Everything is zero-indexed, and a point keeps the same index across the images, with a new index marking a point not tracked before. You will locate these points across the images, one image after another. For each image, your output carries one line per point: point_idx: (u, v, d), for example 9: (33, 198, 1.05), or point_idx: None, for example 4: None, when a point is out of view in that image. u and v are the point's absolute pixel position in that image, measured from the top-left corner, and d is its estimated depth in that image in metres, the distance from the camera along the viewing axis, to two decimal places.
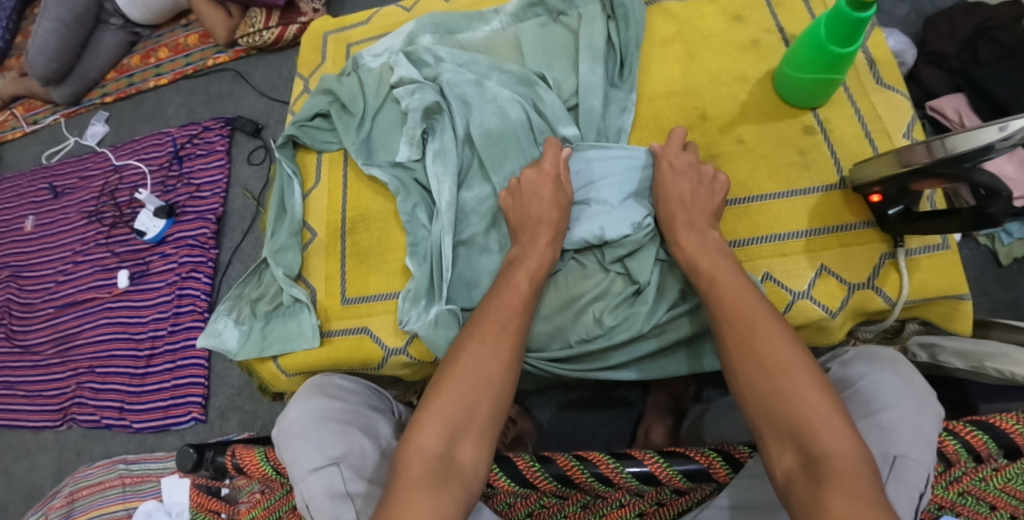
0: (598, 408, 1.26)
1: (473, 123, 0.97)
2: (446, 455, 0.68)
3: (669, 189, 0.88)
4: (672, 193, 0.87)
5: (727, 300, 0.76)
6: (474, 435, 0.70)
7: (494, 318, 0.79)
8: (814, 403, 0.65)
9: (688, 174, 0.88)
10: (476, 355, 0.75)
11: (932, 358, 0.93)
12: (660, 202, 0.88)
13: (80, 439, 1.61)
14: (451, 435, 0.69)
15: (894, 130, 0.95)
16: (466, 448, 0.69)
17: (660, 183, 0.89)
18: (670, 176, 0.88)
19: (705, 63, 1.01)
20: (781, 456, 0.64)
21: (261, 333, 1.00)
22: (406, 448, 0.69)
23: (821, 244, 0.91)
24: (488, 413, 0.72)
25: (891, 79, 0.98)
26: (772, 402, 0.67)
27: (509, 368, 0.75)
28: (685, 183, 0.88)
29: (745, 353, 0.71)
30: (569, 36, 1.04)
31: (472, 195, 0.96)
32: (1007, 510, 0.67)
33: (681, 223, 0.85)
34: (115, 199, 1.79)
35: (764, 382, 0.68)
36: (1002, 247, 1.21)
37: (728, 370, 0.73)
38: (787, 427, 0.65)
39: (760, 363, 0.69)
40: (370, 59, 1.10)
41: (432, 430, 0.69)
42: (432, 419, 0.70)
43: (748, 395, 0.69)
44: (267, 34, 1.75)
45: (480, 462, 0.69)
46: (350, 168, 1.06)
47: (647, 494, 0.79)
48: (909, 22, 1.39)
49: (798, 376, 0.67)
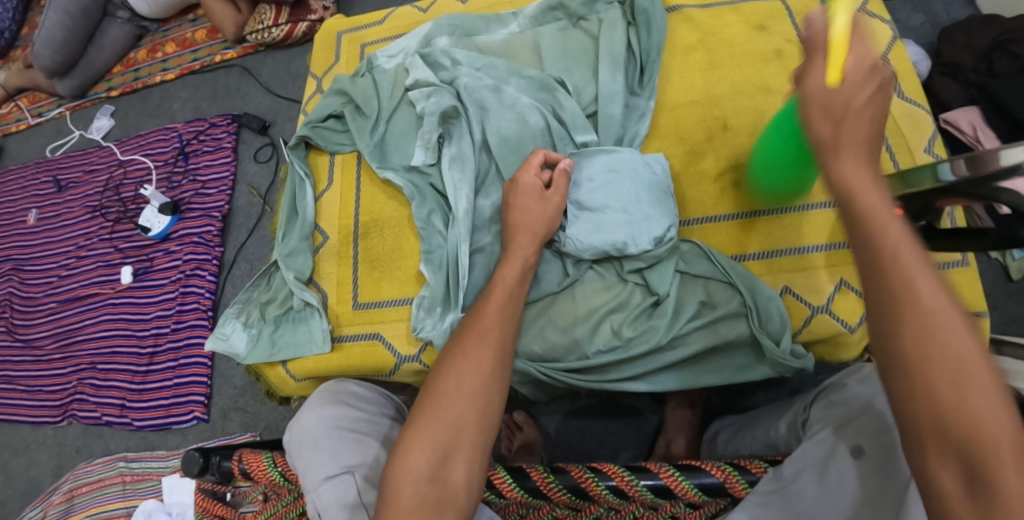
0: (606, 416, 1.24)
1: (490, 129, 0.96)
2: (438, 478, 0.64)
3: (829, 129, 0.61)
4: (834, 135, 0.61)
5: (899, 253, 0.53)
6: (465, 453, 0.65)
7: (473, 329, 0.74)
8: (996, 408, 0.47)
9: (865, 101, 0.61)
10: (458, 369, 0.70)
11: None
12: (835, 117, 0.61)
13: (79, 436, 1.59)
14: (441, 455, 0.65)
15: (915, 145, 0.93)
16: (456, 468, 0.64)
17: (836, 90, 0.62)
18: (824, 114, 0.62)
19: (728, 72, 1.00)
20: (936, 473, 0.49)
21: (270, 338, 0.98)
22: (394, 472, 0.65)
23: (842, 259, 0.89)
24: (475, 429, 0.67)
25: (912, 93, 0.96)
26: (932, 409, 0.49)
27: (493, 379, 0.70)
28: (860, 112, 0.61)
29: (910, 333, 0.51)
30: (589, 42, 1.03)
31: (489, 203, 0.94)
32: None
33: (854, 172, 0.59)
34: (120, 194, 1.77)
35: (939, 380, 0.49)
36: (1013, 261, 1.20)
37: (879, 351, 0.53)
38: (950, 437, 0.48)
39: (931, 357, 0.50)
40: (384, 60, 1.09)
41: (419, 452, 0.65)
42: (419, 439, 0.66)
43: (912, 389, 0.50)
44: (276, 31, 1.74)
45: (471, 480, 0.65)
46: (363, 170, 1.05)
47: (661, 507, 0.77)
48: (923, 33, 1.39)
49: (977, 367, 0.48)
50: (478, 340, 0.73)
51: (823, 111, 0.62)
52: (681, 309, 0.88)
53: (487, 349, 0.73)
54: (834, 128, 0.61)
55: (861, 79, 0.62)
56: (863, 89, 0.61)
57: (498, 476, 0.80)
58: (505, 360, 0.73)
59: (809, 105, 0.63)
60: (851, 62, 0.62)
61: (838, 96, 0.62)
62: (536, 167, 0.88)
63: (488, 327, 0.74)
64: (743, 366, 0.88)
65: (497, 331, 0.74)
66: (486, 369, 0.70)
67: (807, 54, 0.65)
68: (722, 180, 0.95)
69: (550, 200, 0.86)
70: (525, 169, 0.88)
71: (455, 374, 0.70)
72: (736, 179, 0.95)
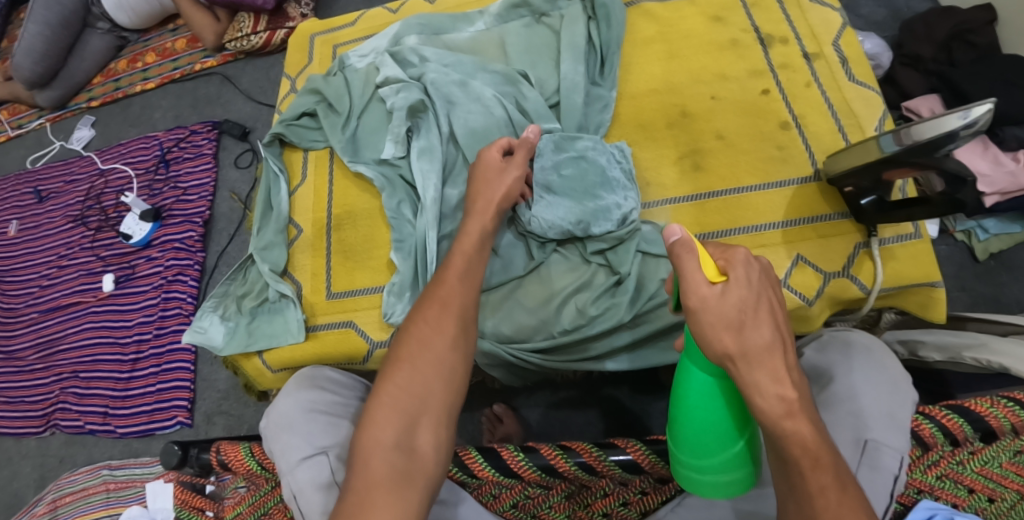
0: (585, 406, 1.26)
1: (457, 122, 0.99)
2: (406, 446, 0.66)
3: (734, 341, 0.60)
4: (738, 346, 0.60)
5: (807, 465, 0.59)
6: (431, 422, 0.68)
7: (435, 296, 0.76)
8: None
9: (762, 304, 0.62)
10: (421, 338, 0.73)
11: (913, 353, 0.97)
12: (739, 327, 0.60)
13: (62, 445, 1.58)
14: (408, 424, 0.68)
15: (867, 124, 0.97)
16: (424, 436, 0.67)
17: (729, 295, 0.61)
18: (725, 323, 0.61)
19: (686, 62, 1.04)
20: None
21: (247, 329, 1.00)
22: (363, 442, 0.67)
23: (799, 235, 0.93)
24: (441, 397, 0.70)
25: (863, 76, 1.01)
26: None
27: (456, 346, 0.73)
28: (756, 309, 0.61)
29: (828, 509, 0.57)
30: (552, 36, 1.06)
31: (456, 192, 0.97)
32: (984, 493, 0.70)
33: (782, 403, 0.60)
34: (101, 203, 1.78)
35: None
36: (978, 242, 1.25)
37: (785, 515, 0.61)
38: None
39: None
40: (356, 60, 1.12)
41: (387, 422, 0.67)
42: (386, 409, 0.68)
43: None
44: (255, 38, 1.77)
45: (440, 447, 0.68)
46: (336, 165, 1.07)
47: (631, 482, 0.81)
48: (886, 26, 1.44)
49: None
50: (444, 308, 0.75)
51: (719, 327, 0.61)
52: (643, 287, 0.91)
53: (450, 316, 0.75)
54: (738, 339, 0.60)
55: (740, 279, 0.62)
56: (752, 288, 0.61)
57: (470, 457, 0.83)
58: (469, 325, 0.75)
59: (705, 313, 0.61)
60: (725, 267, 0.63)
61: (725, 301, 0.61)
62: (498, 149, 0.91)
63: (451, 295, 0.76)
64: None
65: (458, 300, 0.76)
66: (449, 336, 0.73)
67: (675, 256, 0.64)
68: (682, 163, 0.99)
69: (513, 172, 0.89)
70: (490, 148, 0.91)
71: (420, 342, 0.72)
72: (696, 162, 0.98)
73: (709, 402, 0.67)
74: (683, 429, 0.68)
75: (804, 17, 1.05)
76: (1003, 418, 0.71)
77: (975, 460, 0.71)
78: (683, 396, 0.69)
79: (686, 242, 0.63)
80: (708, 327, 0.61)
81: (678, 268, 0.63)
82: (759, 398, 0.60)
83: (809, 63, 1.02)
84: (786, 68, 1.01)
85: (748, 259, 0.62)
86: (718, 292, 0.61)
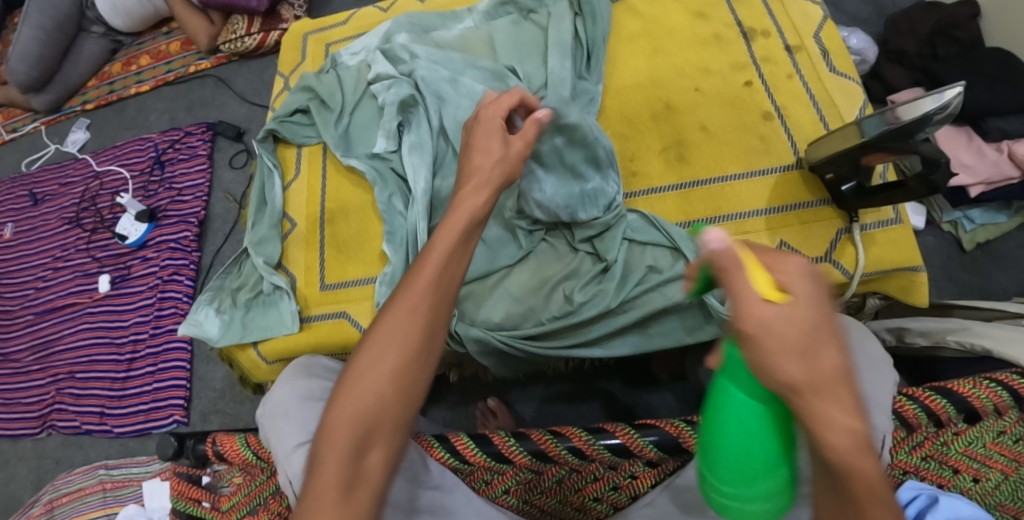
0: (579, 400, 1.28)
1: (447, 116, 1.01)
2: (356, 460, 0.58)
3: (799, 369, 0.44)
4: (805, 374, 0.44)
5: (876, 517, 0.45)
6: (387, 435, 0.60)
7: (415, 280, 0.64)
8: None
9: (826, 318, 0.45)
10: (388, 332, 0.62)
11: (899, 340, 1.00)
12: (809, 351, 0.44)
13: (58, 446, 1.59)
14: (362, 435, 0.59)
15: (847, 114, 1.00)
16: (375, 451, 0.59)
17: (796, 310, 0.44)
18: (789, 348, 0.44)
19: (670, 56, 1.06)
20: None
21: (241, 321, 1.02)
22: (318, 450, 0.59)
23: (781, 222, 0.96)
24: (400, 406, 0.61)
25: (843, 68, 1.03)
26: None
27: (428, 344, 0.63)
28: (821, 328, 0.45)
29: None
30: (539, 33, 1.09)
31: (446, 184, 0.99)
32: (968, 473, 0.72)
33: (853, 440, 0.45)
34: (97, 205, 1.80)
35: None
36: (965, 233, 1.28)
37: None
38: None
39: None
40: (348, 58, 1.14)
41: (340, 431, 0.59)
42: (342, 415, 0.60)
43: None
44: (249, 40, 1.78)
45: (389, 465, 0.60)
46: (329, 160, 1.09)
47: (621, 466, 0.82)
48: (871, 23, 1.47)
49: None
50: (429, 298, 0.64)
51: (783, 352, 0.44)
52: (629, 275, 0.93)
53: (429, 306, 0.64)
54: (806, 366, 0.44)
55: (806, 294, 0.45)
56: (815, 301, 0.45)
57: (462, 443, 0.84)
58: (440, 320, 0.64)
59: (763, 338, 0.44)
60: (780, 276, 0.45)
61: (788, 321, 0.44)
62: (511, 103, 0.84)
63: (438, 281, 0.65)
64: (693, 328, 0.92)
65: (441, 283, 0.65)
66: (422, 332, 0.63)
67: (713, 263, 0.46)
68: (666, 153, 1.01)
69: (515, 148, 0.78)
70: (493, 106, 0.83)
71: (393, 335, 0.62)
72: (681, 153, 1.01)
73: (752, 432, 0.48)
74: (712, 458, 0.50)
75: (786, 11, 1.08)
76: (986, 399, 0.73)
77: (960, 440, 0.73)
78: (715, 417, 0.50)
79: (728, 245, 0.46)
80: (770, 355, 0.44)
81: (722, 280, 0.45)
82: (828, 436, 0.44)
83: (791, 56, 1.04)
84: (768, 62, 1.04)
85: (807, 262, 0.46)
86: (777, 311, 0.44)
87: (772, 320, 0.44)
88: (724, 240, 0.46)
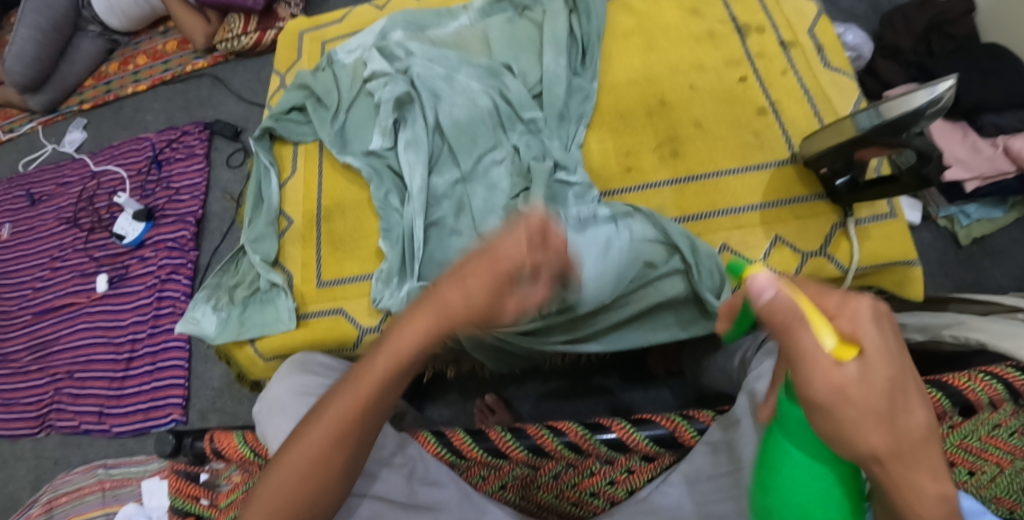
0: (576, 396, 1.29)
1: (442, 113, 1.01)
2: None
3: (883, 435, 0.48)
4: (890, 440, 0.48)
5: None
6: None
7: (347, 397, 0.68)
8: None
9: (906, 377, 0.49)
10: (314, 438, 0.68)
11: None
12: (891, 416, 0.48)
13: (58, 446, 1.59)
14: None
15: (842, 109, 1.00)
16: None
17: (872, 374, 0.48)
18: (875, 415, 0.48)
19: (664, 52, 1.07)
20: None
21: (238, 319, 1.03)
22: None
23: (776, 217, 0.96)
24: (319, 501, 0.69)
25: (838, 63, 1.03)
26: None
27: (353, 451, 0.69)
28: (900, 389, 0.49)
29: None
30: (534, 29, 1.09)
31: (442, 180, 1.00)
32: (963, 466, 0.73)
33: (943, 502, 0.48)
34: (94, 205, 1.80)
35: None
36: (961, 228, 1.28)
37: None
38: None
39: None
40: (344, 55, 1.14)
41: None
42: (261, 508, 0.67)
43: None
44: (246, 39, 1.79)
45: None
46: (325, 158, 1.09)
47: (617, 461, 0.82)
48: (866, 20, 1.47)
49: None
50: (356, 412, 0.68)
51: (876, 418, 0.48)
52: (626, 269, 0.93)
53: (356, 420, 0.68)
54: (887, 431, 0.48)
55: (877, 352, 0.48)
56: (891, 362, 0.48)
57: (459, 438, 0.84)
58: (368, 432, 0.69)
59: (842, 408, 0.47)
60: (848, 334, 0.48)
61: (866, 386, 0.47)
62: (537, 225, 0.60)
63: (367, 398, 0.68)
64: (688, 323, 0.95)
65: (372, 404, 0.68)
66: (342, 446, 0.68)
67: (785, 325, 0.48)
68: (661, 149, 1.01)
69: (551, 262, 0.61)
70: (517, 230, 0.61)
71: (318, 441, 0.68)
72: (675, 149, 1.01)
73: (814, 488, 0.51)
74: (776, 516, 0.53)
75: (780, 7, 1.08)
76: (981, 393, 0.73)
77: (954, 434, 0.74)
78: (773, 474, 0.53)
79: (789, 305, 0.48)
80: (856, 422, 0.47)
81: (794, 343, 0.48)
82: (917, 499, 0.48)
83: (785, 51, 1.04)
84: (763, 57, 1.04)
85: (875, 319, 0.49)
86: (853, 373, 0.47)
87: (860, 394, 0.47)
88: (779, 296, 0.49)
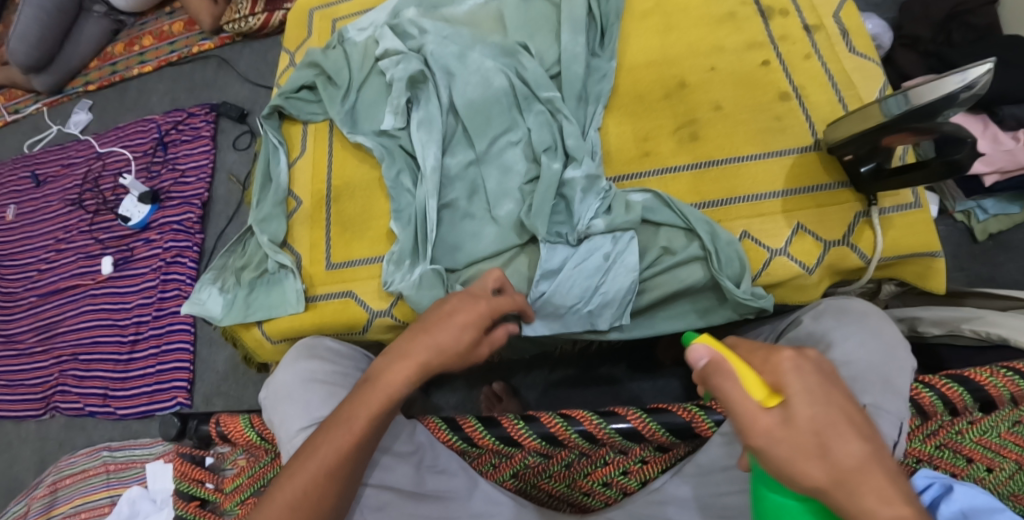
0: (585, 385, 1.27)
1: (456, 93, 0.99)
2: None
3: (821, 468, 0.54)
4: (829, 473, 0.54)
5: None
6: None
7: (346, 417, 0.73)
8: None
9: (840, 416, 0.56)
10: (318, 453, 0.71)
11: (910, 329, 0.97)
12: (823, 449, 0.55)
13: (62, 428, 1.58)
14: None
15: (867, 95, 0.97)
16: None
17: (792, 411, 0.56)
18: (807, 451, 0.55)
19: (683, 34, 1.04)
20: None
21: (245, 301, 1.02)
22: None
23: (797, 204, 0.93)
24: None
25: (863, 47, 1.00)
26: None
27: (350, 470, 0.72)
28: (832, 426, 0.56)
29: None
30: (551, 8, 1.06)
31: (456, 160, 0.98)
32: (983, 463, 0.71)
33: None
34: (99, 186, 1.78)
35: None
36: (978, 223, 1.25)
37: None
38: None
39: None
40: (355, 33, 1.11)
41: None
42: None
43: None
44: (253, 20, 1.75)
45: None
46: (335, 137, 1.07)
47: (630, 451, 0.81)
48: (885, 7, 1.44)
49: None
50: (354, 432, 0.72)
51: (804, 451, 0.55)
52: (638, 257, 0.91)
53: (355, 440, 0.72)
54: (822, 464, 0.54)
55: (800, 394, 0.57)
56: (810, 406, 0.57)
57: (470, 425, 0.83)
58: (364, 453, 0.73)
59: (776, 447, 0.56)
60: (774, 385, 0.58)
61: (789, 426, 0.56)
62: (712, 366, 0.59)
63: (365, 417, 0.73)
64: (705, 310, 0.93)
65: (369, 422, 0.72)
66: (340, 462, 0.71)
67: (714, 384, 0.59)
68: (680, 133, 0.99)
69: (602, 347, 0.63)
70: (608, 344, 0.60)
71: (318, 458, 0.71)
72: (694, 133, 0.98)
73: None
74: None
75: None
76: (1003, 388, 0.71)
77: (975, 429, 0.71)
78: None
79: (719, 365, 0.58)
80: (790, 458, 0.55)
81: (723, 396, 0.58)
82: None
83: (809, 35, 1.01)
84: (785, 40, 1.01)
85: (795, 367, 0.58)
86: (778, 419, 0.56)
87: (778, 436, 0.56)
88: (713, 359, 0.59)
